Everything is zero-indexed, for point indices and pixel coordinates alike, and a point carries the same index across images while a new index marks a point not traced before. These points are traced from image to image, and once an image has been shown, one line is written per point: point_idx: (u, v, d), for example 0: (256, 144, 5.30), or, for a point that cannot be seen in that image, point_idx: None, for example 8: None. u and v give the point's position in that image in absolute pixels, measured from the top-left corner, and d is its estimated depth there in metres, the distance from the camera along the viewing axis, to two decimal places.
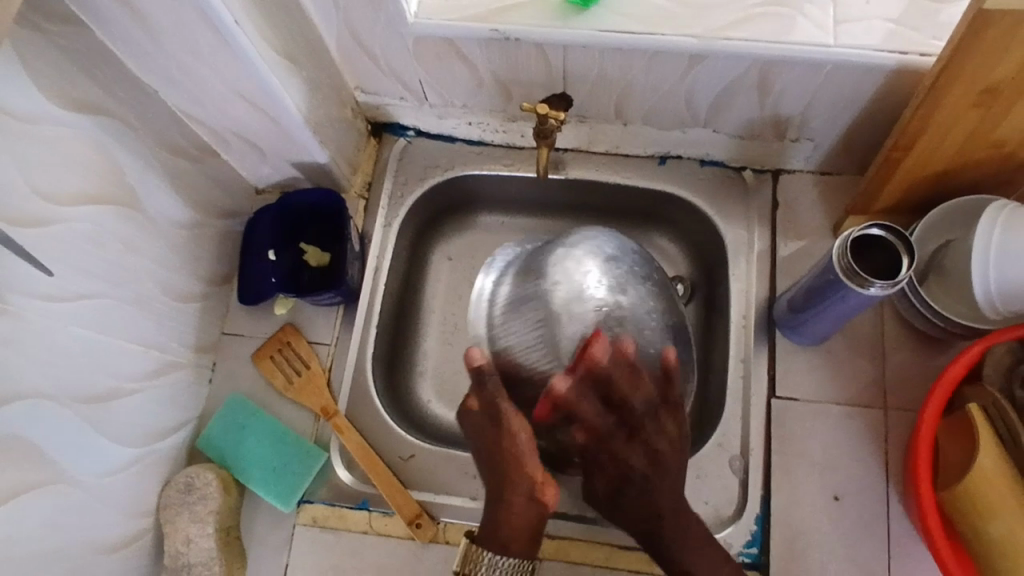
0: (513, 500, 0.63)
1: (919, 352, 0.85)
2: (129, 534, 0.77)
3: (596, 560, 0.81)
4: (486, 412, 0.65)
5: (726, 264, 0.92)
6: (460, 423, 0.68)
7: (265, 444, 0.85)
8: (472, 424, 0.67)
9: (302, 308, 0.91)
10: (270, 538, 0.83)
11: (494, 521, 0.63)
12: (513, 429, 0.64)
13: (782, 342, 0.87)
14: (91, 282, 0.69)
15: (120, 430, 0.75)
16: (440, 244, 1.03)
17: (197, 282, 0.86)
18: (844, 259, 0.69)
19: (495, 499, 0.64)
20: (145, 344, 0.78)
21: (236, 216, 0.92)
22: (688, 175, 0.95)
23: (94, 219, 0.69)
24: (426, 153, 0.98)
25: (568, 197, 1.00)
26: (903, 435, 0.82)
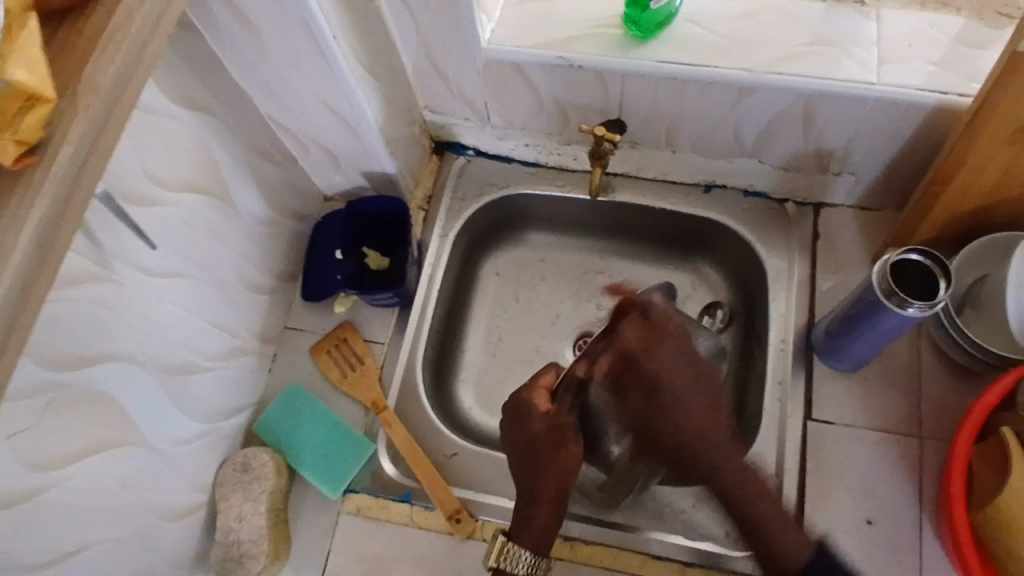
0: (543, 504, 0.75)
1: (955, 384, 0.86)
2: (188, 506, 0.82)
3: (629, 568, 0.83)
4: (551, 418, 0.77)
5: (765, 290, 0.95)
6: (514, 426, 0.78)
7: (317, 433, 0.89)
8: (538, 426, 0.77)
9: (360, 308, 0.97)
10: (315, 523, 0.87)
11: (523, 518, 0.75)
12: (565, 447, 0.76)
13: (819, 366, 0.89)
14: (181, 263, 0.76)
15: (190, 404, 0.80)
16: (490, 259, 1.09)
17: (267, 276, 0.92)
18: (883, 281, 0.72)
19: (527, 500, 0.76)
20: (220, 327, 0.84)
21: (305, 219, 0.99)
22: (732, 204, 0.99)
23: (190, 206, 0.75)
24: (483, 171, 1.04)
25: (615, 220, 1.05)
26: (938, 465, 0.83)
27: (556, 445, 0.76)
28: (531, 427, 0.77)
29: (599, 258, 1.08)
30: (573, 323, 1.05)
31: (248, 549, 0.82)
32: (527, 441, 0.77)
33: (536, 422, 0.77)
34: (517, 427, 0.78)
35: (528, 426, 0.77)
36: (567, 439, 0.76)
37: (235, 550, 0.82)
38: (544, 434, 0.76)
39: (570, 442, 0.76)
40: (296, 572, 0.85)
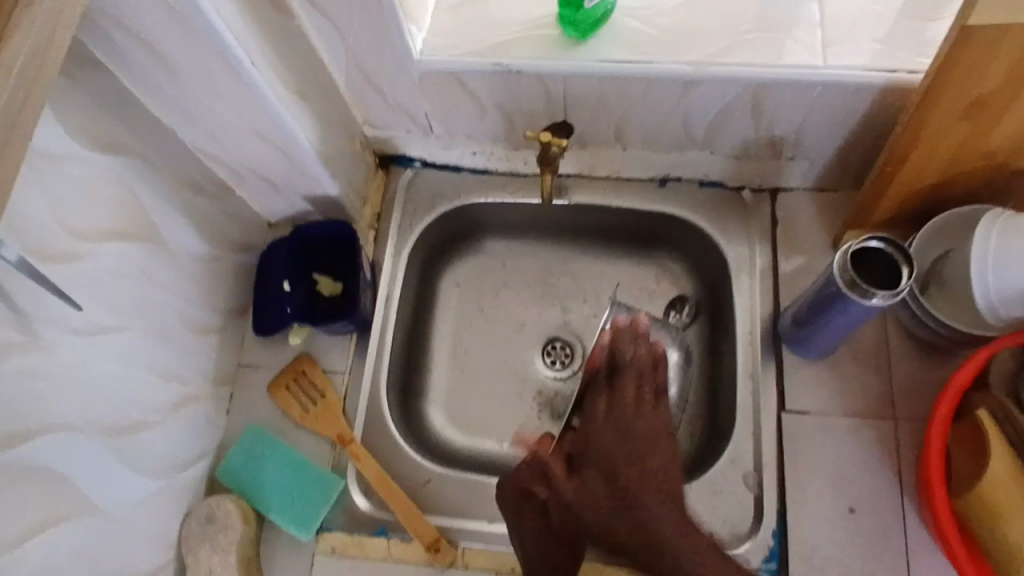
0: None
1: (924, 361, 0.86)
2: (153, 566, 0.78)
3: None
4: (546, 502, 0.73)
5: (729, 281, 0.94)
6: (517, 503, 0.75)
7: (282, 474, 0.86)
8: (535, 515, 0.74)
9: (316, 338, 0.93)
10: (290, 566, 0.84)
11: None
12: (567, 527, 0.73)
13: (789, 356, 0.88)
14: (116, 317, 0.71)
15: (142, 462, 0.76)
16: (448, 272, 1.06)
17: (214, 316, 0.88)
18: (845, 272, 0.70)
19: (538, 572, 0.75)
20: (167, 377, 0.80)
21: (249, 250, 0.94)
22: (689, 196, 0.97)
23: (118, 255, 0.71)
24: (432, 183, 1.01)
25: (573, 221, 1.03)
26: (912, 444, 0.83)
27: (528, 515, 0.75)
28: (532, 521, 0.74)
29: (560, 261, 1.06)
30: (539, 329, 1.03)
31: None
32: (536, 534, 0.74)
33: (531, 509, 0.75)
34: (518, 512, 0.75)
35: (528, 518, 0.74)
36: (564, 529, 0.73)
37: None
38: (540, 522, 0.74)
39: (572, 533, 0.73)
40: None
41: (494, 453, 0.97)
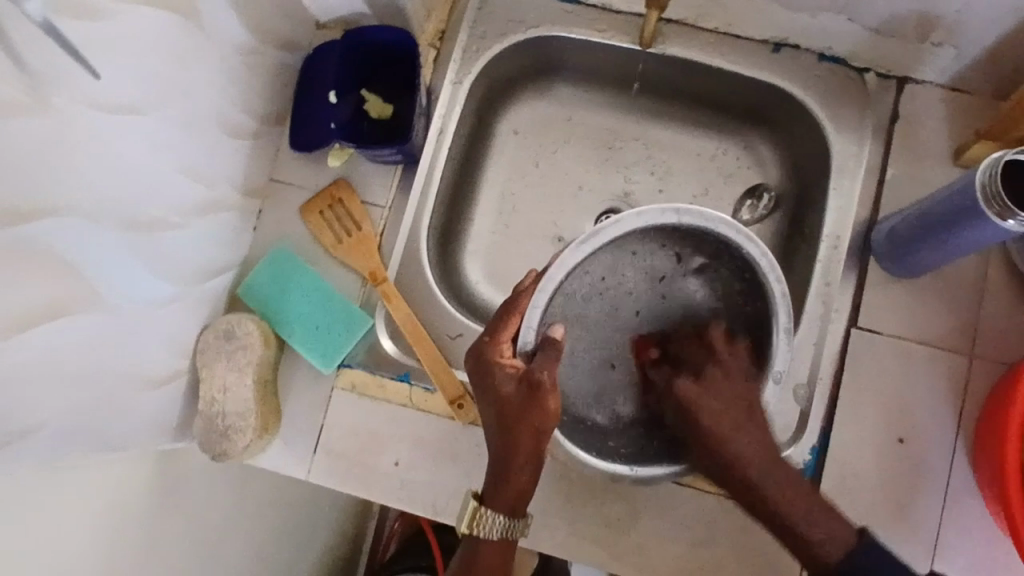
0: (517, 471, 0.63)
1: (1020, 302, 0.77)
2: (167, 372, 0.75)
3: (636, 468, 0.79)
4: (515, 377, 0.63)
5: (826, 179, 0.83)
6: (480, 376, 0.65)
7: (309, 300, 0.80)
8: (505, 387, 0.63)
9: (357, 163, 0.84)
10: (306, 396, 0.81)
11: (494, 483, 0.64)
12: (542, 408, 0.62)
13: (872, 270, 0.79)
14: (139, 97, 0.61)
15: (160, 263, 0.70)
16: (508, 114, 0.95)
17: (248, 118, 0.78)
18: (992, 188, 0.62)
19: (498, 462, 0.64)
20: (192, 176, 0.71)
21: (292, 49, 0.82)
22: (804, 70, 0.83)
23: (150, 24, 0.59)
24: (509, 5, 0.86)
25: (661, 78, 0.90)
26: (985, 386, 0.77)
27: (523, 409, 0.62)
28: (496, 388, 0.64)
29: (633, 123, 0.94)
30: (597, 196, 0.93)
31: (233, 422, 0.75)
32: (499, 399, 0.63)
33: (550, 398, 0.62)
34: (485, 386, 0.65)
35: (492, 384, 0.64)
36: (542, 392, 0.62)
37: (219, 422, 0.76)
38: (517, 400, 0.62)
39: (543, 403, 0.62)
40: (286, 445, 0.80)
41: None
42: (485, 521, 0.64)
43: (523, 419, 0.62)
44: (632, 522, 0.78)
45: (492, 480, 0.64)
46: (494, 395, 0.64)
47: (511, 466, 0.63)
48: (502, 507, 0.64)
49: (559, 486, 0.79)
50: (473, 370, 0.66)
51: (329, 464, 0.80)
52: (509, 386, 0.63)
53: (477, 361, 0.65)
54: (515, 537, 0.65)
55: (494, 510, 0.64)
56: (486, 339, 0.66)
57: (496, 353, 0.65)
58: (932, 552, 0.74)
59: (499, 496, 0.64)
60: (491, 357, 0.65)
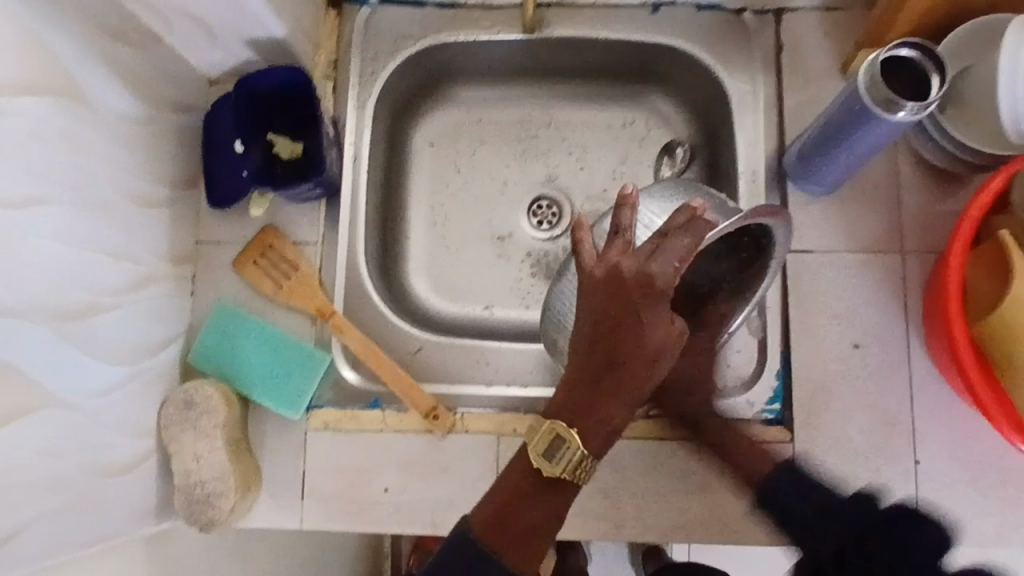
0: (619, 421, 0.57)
1: (935, 192, 0.81)
2: (133, 455, 0.74)
3: (678, 434, 0.79)
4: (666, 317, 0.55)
5: (730, 119, 0.86)
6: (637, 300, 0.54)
7: (263, 352, 0.80)
8: (657, 333, 0.55)
9: (280, 207, 0.84)
10: (282, 447, 0.80)
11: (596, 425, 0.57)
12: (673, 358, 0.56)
13: (794, 194, 0.82)
14: (39, 184, 0.60)
15: (102, 348, 0.69)
16: (419, 129, 0.96)
17: (160, 186, 0.78)
18: (874, 85, 0.65)
19: (607, 409, 0.56)
20: (115, 255, 0.71)
21: (190, 110, 0.82)
22: (685, 23, 0.87)
23: (35, 112, 0.59)
24: (393, 23, 0.88)
25: (558, 60, 0.92)
26: (922, 277, 0.80)
27: (664, 361, 0.56)
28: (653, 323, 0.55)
29: (541, 109, 0.96)
30: (523, 187, 0.95)
31: (212, 488, 0.74)
32: (649, 341, 0.55)
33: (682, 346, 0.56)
34: (636, 319, 0.54)
35: (650, 317, 0.54)
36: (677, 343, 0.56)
37: (199, 492, 0.74)
38: (663, 350, 0.55)
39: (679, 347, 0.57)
40: (272, 499, 0.79)
41: (484, 317, 0.92)
42: (571, 460, 0.56)
43: (658, 370, 0.55)
44: (624, 486, 0.79)
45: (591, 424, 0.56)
46: (637, 335, 0.54)
47: (611, 410, 0.56)
48: (593, 447, 0.57)
49: None
50: (613, 290, 0.54)
51: (320, 508, 0.79)
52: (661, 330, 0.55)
53: (626, 283, 0.54)
54: (579, 483, 0.58)
55: (588, 452, 0.57)
56: (645, 264, 0.54)
57: (651, 279, 0.54)
58: (913, 444, 0.77)
59: (593, 439, 0.57)
60: (643, 283, 0.54)
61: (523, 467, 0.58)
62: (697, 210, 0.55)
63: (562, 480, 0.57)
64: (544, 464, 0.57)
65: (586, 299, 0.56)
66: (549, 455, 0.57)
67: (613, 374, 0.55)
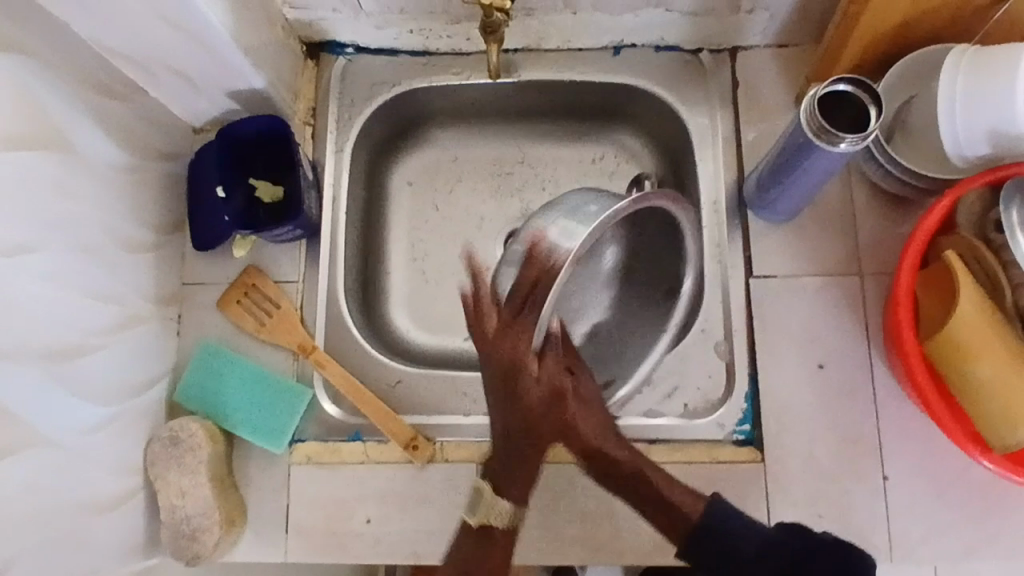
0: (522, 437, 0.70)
1: (889, 215, 0.85)
2: (120, 493, 0.76)
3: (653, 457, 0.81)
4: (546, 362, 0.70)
5: (691, 152, 0.91)
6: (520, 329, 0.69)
7: (246, 388, 0.82)
8: (507, 357, 0.68)
9: (263, 248, 0.87)
10: (266, 481, 0.82)
11: (501, 441, 0.71)
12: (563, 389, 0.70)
13: (754, 222, 0.86)
14: (26, 234, 0.64)
15: (88, 388, 0.71)
16: (397, 169, 1.00)
17: (146, 231, 0.81)
18: (814, 119, 0.69)
19: (507, 424, 0.70)
20: (101, 298, 0.74)
21: (176, 158, 0.86)
22: (645, 63, 0.92)
23: (23, 165, 0.63)
24: (368, 70, 0.93)
25: (527, 101, 0.97)
26: (881, 297, 0.83)
27: (546, 404, 0.69)
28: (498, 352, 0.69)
29: (514, 147, 1.00)
30: (499, 222, 0.99)
31: (198, 523, 0.76)
32: (499, 375, 0.69)
33: (563, 380, 0.70)
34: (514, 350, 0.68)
35: (510, 348, 0.69)
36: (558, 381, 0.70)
37: (184, 527, 0.76)
38: (538, 389, 0.69)
39: (564, 395, 0.70)
40: (258, 532, 0.81)
41: (464, 348, 0.95)
42: (497, 513, 0.70)
43: (535, 401, 0.69)
44: (601, 510, 0.81)
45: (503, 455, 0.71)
46: (516, 371, 0.68)
47: (510, 432, 0.70)
48: (508, 460, 0.71)
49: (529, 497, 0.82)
50: (499, 347, 0.69)
51: (304, 540, 0.81)
52: (540, 367, 0.69)
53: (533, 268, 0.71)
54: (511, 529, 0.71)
55: (503, 503, 0.71)
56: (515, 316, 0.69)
57: (521, 324, 0.69)
58: (880, 460, 0.79)
59: (509, 495, 0.71)
60: (521, 333, 0.69)
61: (465, 540, 0.70)
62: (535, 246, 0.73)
63: (489, 524, 0.70)
64: (480, 511, 0.71)
65: (486, 354, 0.69)
66: (474, 510, 0.71)
67: (505, 406, 0.69)
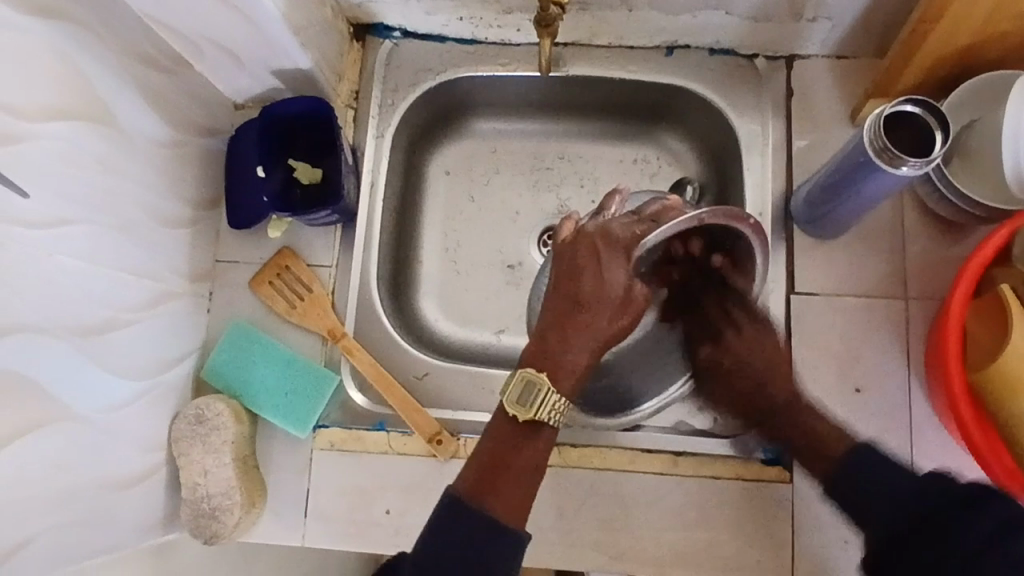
0: (575, 351, 0.61)
1: (940, 239, 0.82)
2: (144, 468, 0.76)
3: (675, 469, 0.80)
4: (624, 270, 0.63)
5: (739, 160, 0.88)
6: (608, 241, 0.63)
7: (274, 370, 0.82)
8: (587, 268, 0.62)
9: (298, 230, 0.87)
10: (288, 464, 0.82)
11: (551, 353, 0.61)
12: (623, 312, 0.63)
13: (799, 237, 0.84)
14: (68, 206, 0.63)
15: (118, 364, 0.71)
16: (436, 157, 0.98)
17: (183, 207, 0.81)
18: (877, 139, 0.67)
19: (564, 332, 0.62)
20: (136, 273, 0.74)
21: (217, 134, 0.86)
22: (697, 66, 0.89)
23: (66, 136, 0.62)
24: (414, 55, 0.91)
25: (573, 97, 0.94)
26: (925, 323, 0.81)
27: (609, 243, 0.63)
28: (579, 256, 0.63)
29: (555, 142, 0.98)
30: (535, 217, 0.97)
31: (218, 503, 0.76)
32: (576, 278, 0.62)
33: (639, 305, 0.64)
34: (589, 254, 0.62)
35: (589, 254, 0.63)
36: (626, 291, 0.62)
37: (205, 505, 0.77)
38: (606, 281, 0.62)
39: (627, 306, 0.63)
40: (276, 515, 0.81)
41: (492, 344, 0.94)
42: (548, 402, 0.59)
43: (598, 313, 0.62)
44: (622, 518, 0.80)
45: (541, 354, 0.62)
46: (596, 277, 0.62)
47: (573, 349, 0.61)
48: (562, 389, 0.61)
49: (551, 499, 0.81)
50: (580, 248, 0.63)
51: (322, 526, 0.81)
52: (620, 277, 0.62)
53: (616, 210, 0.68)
54: (553, 425, 0.61)
55: (558, 392, 0.61)
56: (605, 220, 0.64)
57: (613, 233, 0.64)
58: None
59: (562, 379, 0.61)
60: (605, 234, 0.63)
61: (500, 425, 0.61)
62: (621, 190, 0.69)
63: (539, 423, 0.61)
64: (518, 407, 0.60)
65: (561, 258, 0.64)
66: (523, 399, 0.60)
67: (572, 308, 0.62)
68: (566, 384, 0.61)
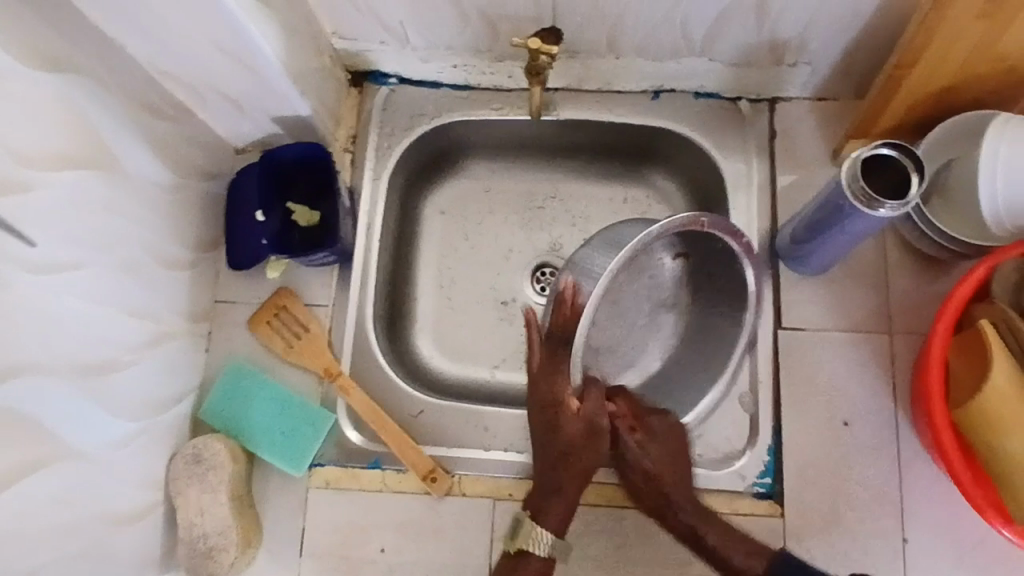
0: (568, 490, 0.71)
1: (922, 275, 0.85)
2: (141, 508, 0.76)
3: None
4: (580, 416, 0.70)
5: (726, 198, 0.91)
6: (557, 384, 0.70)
7: (271, 409, 0.83)
8: (563, 429, 0.70)
9: (295, 270, 0.89)
10: (283, 503, 0.82)
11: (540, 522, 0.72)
12: (595, 445, 0.71)
13: (786, 273, 0.86)
14: (72, 251, 0.65)
15: (118, 404, 0.72)
16: (431, 198, 1.01)
17: (184, 248, 0.83)
18: (855, 181, 0.70)
19: (552, 489, 0.72)
20: (137, 314, 0.75)
21: (217, 177, 0.88)
22: (684, 108, 0.92)
23: (72, 183, 0.65)
24: (409, 100, 0.94)
25: (564, 139, 0.97)
26: (911, 357, 0.82)
27: (557, 387, 0.70)
28: (554, 437, 0.70)
29: (547, 183, 1.01)
30: (529, 255, 0.99)
31: (215, 542, 0.77)
32: (545, 423, 0.71)
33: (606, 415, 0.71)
34: (542, 399, 0.70)
35: (554, 434, 0.70)
36: (591, 420, 0.71)
37: (201, 544, 0.77)
38: (570, 441, 0.70)
39: (602, 433, 0.71)
40: (271, 554, 0.81)
41: (486, 380, 0.95)
42: (535, 539, 0.71)
43: (580, 457, 0.71)
44: (615, 554, 0.80)
45: (540, 503, 0.72)
46: (554, 430, 0.70)
47: (567, 492, 0.72)
48: (554, 529, 0.72)
49: None
50: (536, 406, 0.71)
51: (318, 565, 0.81)
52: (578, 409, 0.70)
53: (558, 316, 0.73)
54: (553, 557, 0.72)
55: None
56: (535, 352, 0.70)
57: (560, 372, 0.70)
58: (902, 522, 0.78)
59: (549, 519, 0.72)
60: (547, 375, 0.70)
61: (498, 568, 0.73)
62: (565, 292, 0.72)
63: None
64: (528, 545, 0.71)
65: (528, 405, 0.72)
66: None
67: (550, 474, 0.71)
68: (552, 524, 0.72)
